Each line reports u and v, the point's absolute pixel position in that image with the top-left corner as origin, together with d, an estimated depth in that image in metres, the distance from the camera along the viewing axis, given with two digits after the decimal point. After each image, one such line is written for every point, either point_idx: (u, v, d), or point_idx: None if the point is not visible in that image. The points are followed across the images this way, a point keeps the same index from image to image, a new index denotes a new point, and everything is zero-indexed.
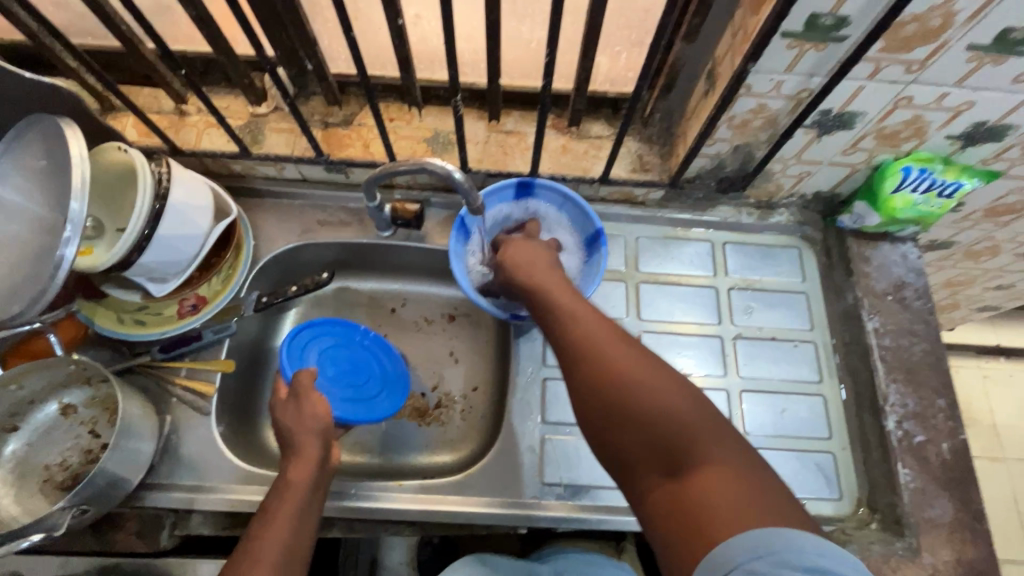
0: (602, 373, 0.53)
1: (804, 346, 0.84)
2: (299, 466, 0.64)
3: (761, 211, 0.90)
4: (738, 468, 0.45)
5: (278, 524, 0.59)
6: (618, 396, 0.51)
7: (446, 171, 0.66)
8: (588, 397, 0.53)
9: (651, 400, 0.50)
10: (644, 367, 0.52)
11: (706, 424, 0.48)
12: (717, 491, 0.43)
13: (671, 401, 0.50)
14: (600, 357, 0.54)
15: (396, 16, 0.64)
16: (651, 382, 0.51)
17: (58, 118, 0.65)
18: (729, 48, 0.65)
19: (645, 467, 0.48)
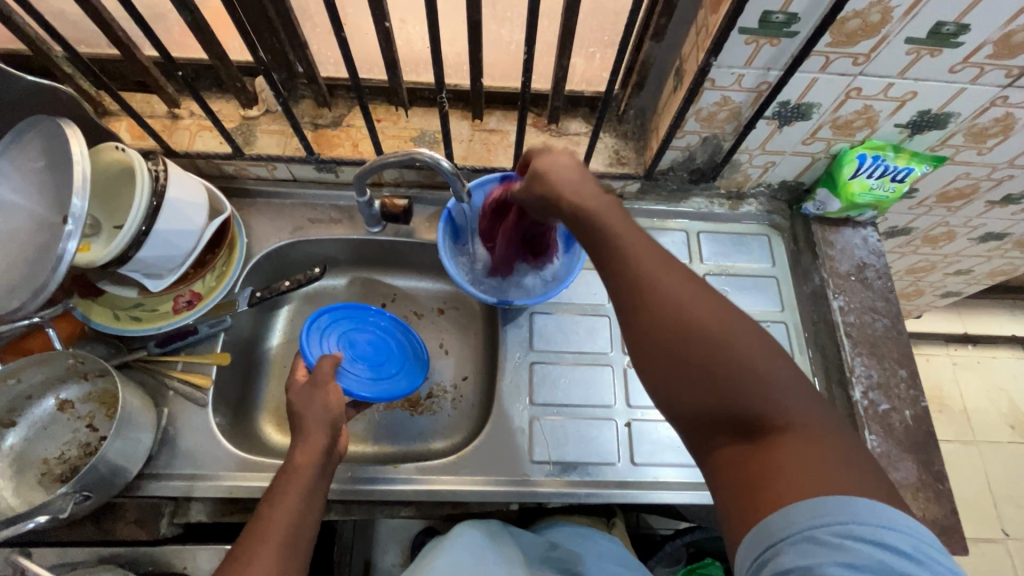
0: (676, 327, 0.48)
1: (775, 326, 0.89)
2: (304, 450, 0.64)
3: (732, 201, 0.95)
4: (818, 433, 0.45)
5: (281, 506, 0.59)
6: (698, 351, 0.47)
7: (434, 160, 0.70)
8: (657, 353, 0.48)
9: (730, 360, 0.46)
10: (721, 317, 0.48)
11: (786, 385, 0.46)
12: (793, 457, 0.43)
13: (751, 357, 0.46)
14: (670, 309, 0.48)
15: (383, 19, 0.68)
16: (731, 337, 0.47)
17: (57, 119, 0.67)
18: (694, 45, 0.70)
19: (713, 426, 0.47)
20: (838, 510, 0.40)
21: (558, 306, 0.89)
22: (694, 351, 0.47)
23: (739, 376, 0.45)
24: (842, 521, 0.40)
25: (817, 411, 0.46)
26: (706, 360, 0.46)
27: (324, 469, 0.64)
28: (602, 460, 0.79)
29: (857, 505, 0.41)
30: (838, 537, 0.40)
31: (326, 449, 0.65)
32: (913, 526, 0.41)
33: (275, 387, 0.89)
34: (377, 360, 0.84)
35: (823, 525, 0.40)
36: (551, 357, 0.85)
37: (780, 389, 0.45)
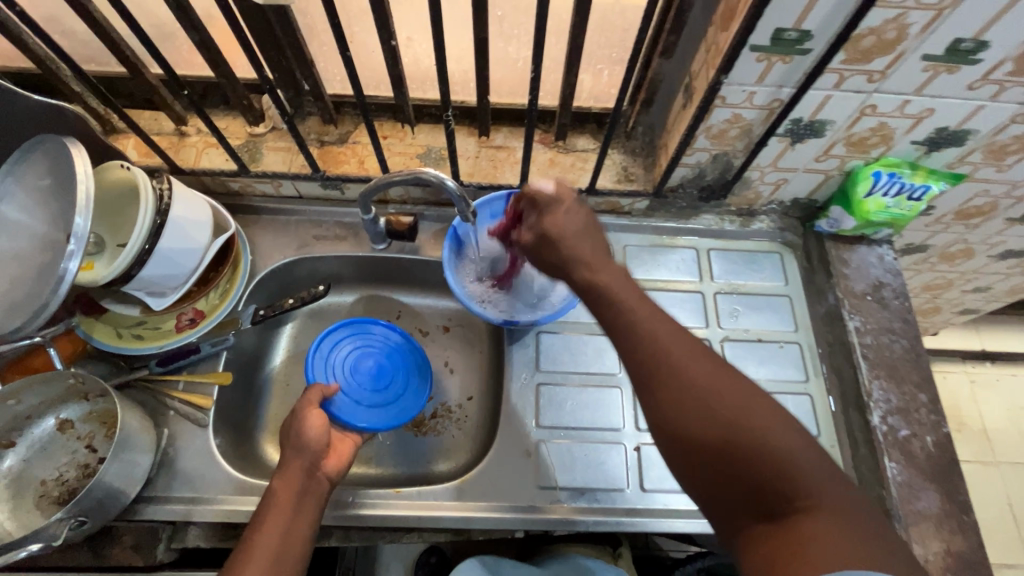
0: (689, 404, 0.50)
1: (789, 347, 0.87)
2: (284, 476, 0.63)
3: (742, 218, 0.94)
4: (842, 508, 0.45)
5: (271, 532, 0.58)
6: (710, 428, 0.48)
7: (439, 179, 0.69)
8: (672, 427, 0.50)
9: (750, 439, 0.47)
10: (734, 390, 0.50)
11: (802, 454, 0.47)
12: (823, 535, 0.43)
13: (772, 431, 0.48)
14: (685, 387, 0.50)
15: (388, 36, 0.68)
16: (746, 416, 0.48)
17: (64, 136, 0.67)
18: (704, 62, 0.69)
19: (736, 507, 0.48)
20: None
21: (565, 325, 0.87)
22: (717, 432, 0.48)
23: (755, 451, 0.47)
24: None
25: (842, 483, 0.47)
26: (722, 435, 0.48)
27: (307, 488, 0.63)
28: (611, 486, 0.76)
29: None
30: None
31: (311, 470, 0.64)
32: None
33: (278, 405, 0.88)
34: (381, 385, 0.82)
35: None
36: (558, 378, 0.83)
37: (795, 463, 0.46)
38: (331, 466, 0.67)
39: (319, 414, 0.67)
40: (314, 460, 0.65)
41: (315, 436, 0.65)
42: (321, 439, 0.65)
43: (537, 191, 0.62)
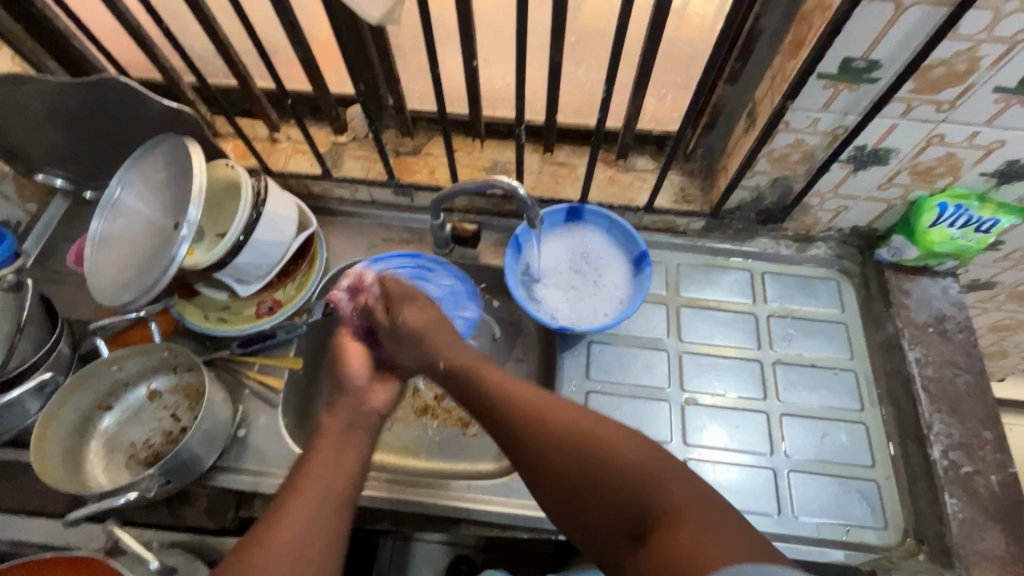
0: (549, 463, 0.55)
1: (844, 374, 0.86)
2: (332, 414, 0.64)
3: (799, 243, 0.94)
4: (700, 513, 0.46)
5: (319, 461, 0.57)
6: (568, 456, 0.54)
7: (512, 187, 0.73)
8: (548, 462, 0.56)
9: (602, 455, 0.53)
10: (573, 415, 0.57)
11: (648, 467, 0.51)
12: (682, 535, 0.44)
13: (620, 447, 0.53)
14: (545, 437, 0.56)
15: (471, 58, 0.75)
16: (595, 435, 0.54)
17: (184, 136, 0.76)
18: (769, 88, 0.72)
19: (616, 533, 0.50)
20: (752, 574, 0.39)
21: (617, 336, 0.89)
22: (569, 452, 0.54)
23: (613, 471, 0.52)
24: None
25: (700, 489, 0.49)
26: (575, 465, 0.54)
27: (354, 428, 0.63)
28: None
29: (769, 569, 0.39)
30: None
31: (356, 405, 0.65)
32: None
33: None
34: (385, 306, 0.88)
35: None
36: (607, 387, 0.85)
37: (646, 468, 0.51)
38: (377, 399, 0.67)
39: (354, 350, 0.70)
40: (357, 398, 0.66)
41: (353, 371, 0.68)
42: (358, 373, 0.68)
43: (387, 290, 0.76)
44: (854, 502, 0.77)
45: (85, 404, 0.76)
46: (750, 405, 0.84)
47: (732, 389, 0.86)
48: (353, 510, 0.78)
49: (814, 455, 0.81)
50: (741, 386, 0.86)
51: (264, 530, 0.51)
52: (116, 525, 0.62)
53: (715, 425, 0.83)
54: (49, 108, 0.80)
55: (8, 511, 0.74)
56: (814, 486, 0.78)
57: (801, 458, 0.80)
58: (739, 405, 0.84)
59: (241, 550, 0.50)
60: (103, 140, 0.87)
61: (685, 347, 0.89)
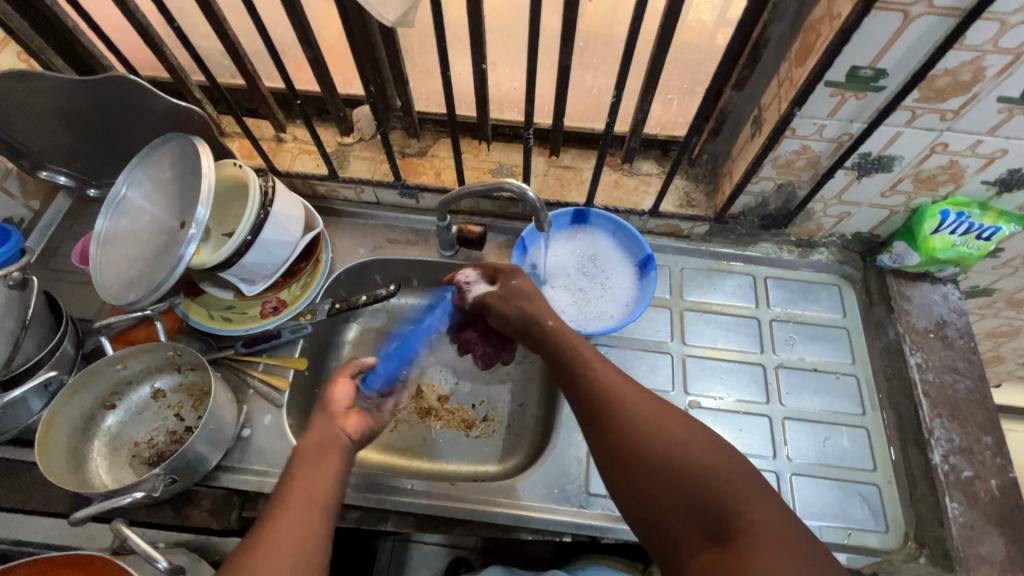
0: (633, 454, 0.56)
1: (846, 379, 0.87)
2: (310, 431, 0.64)
3: (802, 249, 0.95)
4: (786, 541, 0.48)
5: (301, 475, 0.58)
6: (654, 458, 0.55)
7: (522, 190, 0.73)
8: (632, 456, 0.56)
9: (693, 460, 0.54)
10: (665, 416, 0.58)
11: (733, 481, 0.52)
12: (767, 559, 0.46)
13: (709, 459, 0.54)
14: (639, 427, 0.58)
15: (480, 61, 0.75)
16: (688, 442, 0.55)
17: (192, 136, 0.76)
18: (776, 95, 0.73)
19: (686, 535, 0.52)
20: None
21: (621, 339, 0.90)
22: (657, 455, 0.55)
23: (699, 479, 0.52)
24: None
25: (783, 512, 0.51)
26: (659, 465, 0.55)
27: (331, 444, 0.63)
28: None
29: None
30: None
31: (331, 426, 0.65)
32: None
33: None
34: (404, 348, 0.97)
35: None
36: None
37: (733, 485, 0.52)
38: (351, 424, 0.67)
39: (340, 381, 0.71)
40: (334, 417, 0.66)
41: (338, 396, 0.69)
42: (340, 399, 0.69)
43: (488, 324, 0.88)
44: (856, 506, 0.78)
45: (89, 403, 0.76)
46: (753, 409, 0.85)
47: (736, 393, 0.86)
48: (357, 511, 0.78)
49: (816, 459, 0.81)
50: (744, 390, 0.86)
51: (250, 541, 0.52)
52: (122, 524, 0.61)
53: (718, 429, 0.83)
54: (55, 105, 0.80)
55: (9, 510, 0.74)
56: (817, 489, 0.79)
57: (803, 462, 0.81)
58: (742, 409, 0.85)
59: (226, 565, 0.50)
60: (108, 138, 0.87)
61: (688, 350, 0.89)
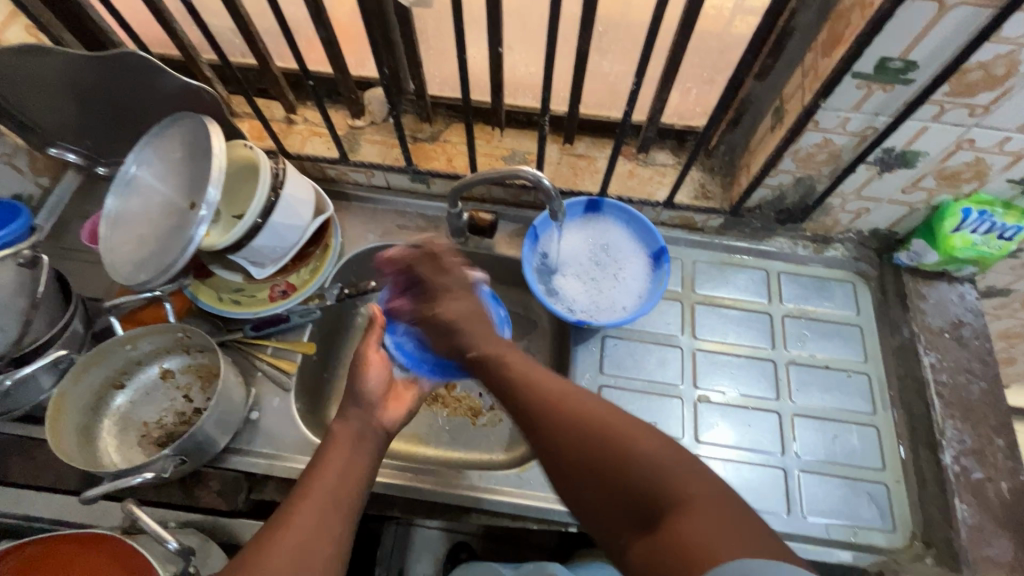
0: (561, 441, 0.53)
1: (857, 377, 0.86)
2: (344, 423, 0.64)
3: (817, 244, 0.94)
4: (717, 508, 0.44)
5: (333, 464, 0.58)
6: (580, 442, 0.52)
7: (536, 178, 0.72)
8: (559, 450, 0.53)
9: (597, 432, 0.52)
10: (574, 400, 0.55)
11: (649, 452, 0.49)
12: (693, 528, 0.43)
13: (627, 434, 0.51)
14: (551, 413, 0.55)
15: (497, 44, 0.74)
16: (613, 424, 0.52)
17: (203, 115, 0.75)
18: (799, 86, 0.71)
19: (620, 525, 0.48)
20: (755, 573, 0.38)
21: (630, 331, 0.89)
22: (587, 441, 0.52)
23: (624, 458, 0.49)
24: None
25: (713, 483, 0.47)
26: (591, 463, 0.51)
27: (365, 437, 0.63)
28: None
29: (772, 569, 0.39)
30: None
31: (368, 417, 0.65)
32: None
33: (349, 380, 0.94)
34: None
35: None
36: (620, 383, 0.85)
37: (654, 458, 0.49)
38: (388, 415, 0.67)
39: (375, 362, 0.69)
40: (370, 409, 0.65)
41: (371, 385, 0.67)
42: (376, 387, 0.67)
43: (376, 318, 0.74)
44: (863, 504, 0.78)
45: (99, 382, 0.76)
46: (762, 405, 0.84)
47: (746, 388, 0.85)
48: (364, 496, 0.79)
49: (824, 456, 0.81)
50: (754, 386, 0.86)
51: (276, 526, 0.52)
52: (133, 505, 0.62)
53: (727, 424, 0.83)
54: (64, 81, 0.79)
55: (21, 487, 0.75)
56: (824, 487, 0.79)
57: (811, 458, 0.81)
58: (751, 405, 0.84)
59: (249, 550, 0.51)
60: (117, 116, 0.86)
61: (699, 344, 0.88)
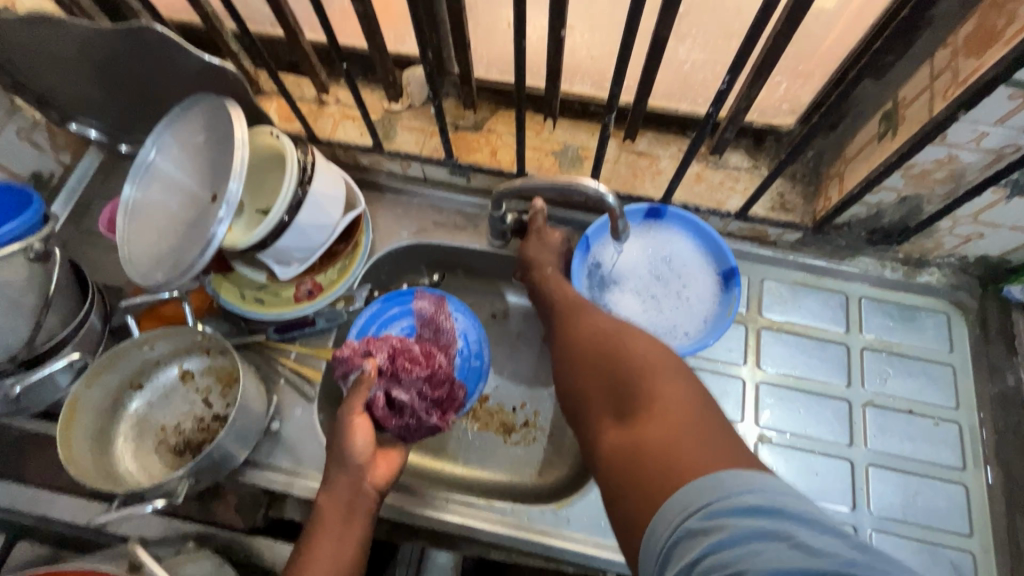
0: (587, 354, 0.62)
1: (946, 425, 0.75)
2: (331, 493, 0.63)
3: (908, 267, 0.82)
4: (723, 444, 0.45)
5: (326, 549, 0.60)
6: (607, 364, 0.59)
7: (598, 193, 0.64)
8: (580, 362, 0.62)
9: (636, 375, 0.55)
10: (613, 333, 0.62)
11: (677, 397, 0.51)
12: (692, 453, 0.44)
13: (663, 383, 0.53)
14: (578, 328, 0.65)
15: (560, 27, 0.63)
16: (642, 356, 0.57)
17: (226, 98, 0.67)
18: (926, 90, 0.59)
19: (620, 457, 0.49)
20: (743, 488, 0.39)
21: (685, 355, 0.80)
22: (611, 366, 0.58)
23: (650, 396, 0.52)
24: (742, 494, 0.39)
25: (725, 431, 0.48)
26: (617, 384, 0.57)
27: (358, 503, 0.63)
28: None
29: (759, 482, 0.40)
30: (738, 513, 0.38)
31: (356, 484, 0.63)
32: (799, 501, 0.39)
33: None
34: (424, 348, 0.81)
35: (722, 499, 0.39)
36: None
37: (673, 402, 0.50)
38: (379, 475, 0.65)
39: (360, 424, 0.65)
40: (357, 475, 0.63)
41: (359, 446, 0.64)
42: (363, 449, 0.64)
43: (358, 370, 0.68)
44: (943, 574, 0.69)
45: (115, 385, 0.72)
46: (832, 450, 0.75)
47: (815, 431, 0.76)
48: (386, 523, 0.75)
49: (901, 516, 0.71)
50: (824, 428, 0.76)
51: None
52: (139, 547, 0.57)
53: (791, 470, 0.74)
54: (80, 55, 0.72)
55: (39, 487, 0.72)
56: (899, 552, 0.70)
57: (885, 517, 0.71)
58: (819, 450, 0.75)
59: None
60: (136, 93, 0.79)
61: (763, 377, 0.79)
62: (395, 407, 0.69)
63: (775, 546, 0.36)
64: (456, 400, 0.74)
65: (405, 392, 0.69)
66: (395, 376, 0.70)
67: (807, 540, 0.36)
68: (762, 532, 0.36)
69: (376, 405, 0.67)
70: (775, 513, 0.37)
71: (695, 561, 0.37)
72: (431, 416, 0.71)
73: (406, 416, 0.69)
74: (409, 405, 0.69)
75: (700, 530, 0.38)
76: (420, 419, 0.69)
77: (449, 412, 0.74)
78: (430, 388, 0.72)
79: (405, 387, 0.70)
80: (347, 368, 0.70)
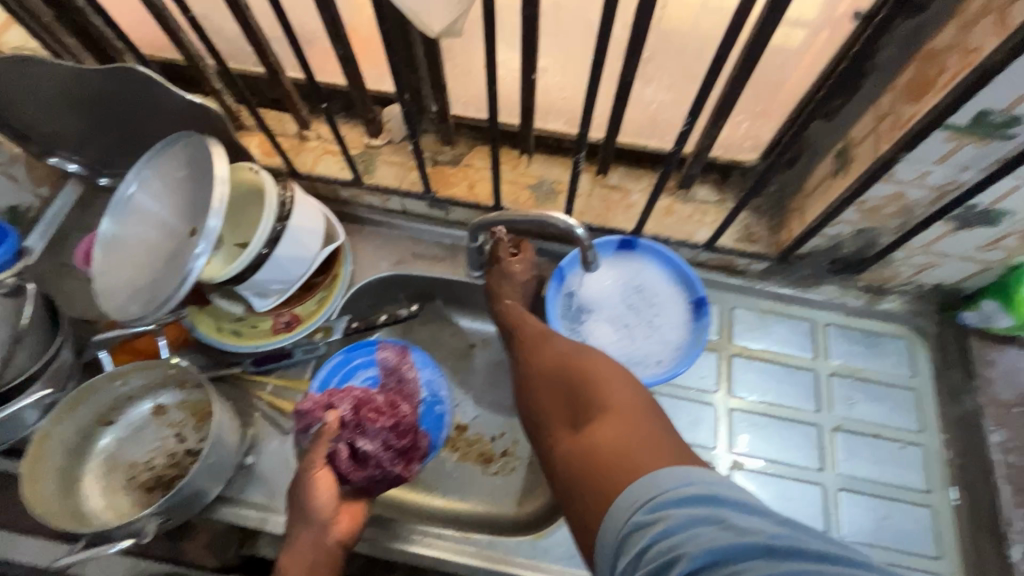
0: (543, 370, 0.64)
1: (911, 449, 0.78)
2: (291, 554, 0.62)
3: (871, 295, 0.85)
4: (670, 446, 0.48)
5: None
6: (563, 378, 0.61)
7: (569, 227, 0.66)
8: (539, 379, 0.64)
9: (589, 386, 0.57)
10: (570, 348, 0.65)
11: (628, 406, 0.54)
12: (642, 455, 0.46)
13: (614, 393, 0.56)
14: (538, 345, 0.68)
15: (531, 71, 0.66)
16: (594, 367, 0.60)
17: (207, 136, 0.68)
18: (872, 131, 0.63)
19: (576, 464, 0.51)
20: (685, 480, 0.42)
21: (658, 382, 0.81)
22: (567, 380, 0.61)
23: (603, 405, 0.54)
24: (683, 486, 0.41)
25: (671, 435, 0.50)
26: (572, 392, 0.59)
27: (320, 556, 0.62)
28: None
29: (700, 473, 0.42)
30: (680, 503, 0.40)
31: (318, 541, 0.63)
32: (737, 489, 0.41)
33: None
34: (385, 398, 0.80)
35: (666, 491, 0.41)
36: None
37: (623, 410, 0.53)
38: (342, 530, 0.65)
39: (322, 482, 0.65)
40: (320, 530, 0.63)
41: (318, 504, 0.64)
42: (324, 506, 0.64)
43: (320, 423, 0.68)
44: None
45: (85, 420, 0.71)
46: (802, 475, 0.76)
47: (786, 456, 0.77)
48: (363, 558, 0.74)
49: (872, 540, 0.73)
50: (796, 453, 0.78)
51: None
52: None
53: (763, 496, 0.75)
54: (62, 93, 0.73)
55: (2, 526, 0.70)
56: None
57: (858, 542, 0.73)
58: (790, 475, 0.76)
59: None
60: (116, 129, 0.80)
61: (735, 404, 0.80)
62: (359, 459, 0.69)
63: (711, 528, 0.37)
64: (419, 448, 0.75)
65: (370, 442, 0.69)
66: (359, 428, 0.70)
67: (738, 521, 0.38)
68: (701, 517, 0.38)
69: (340, 459, 0.67)
70: (714, 501, 0.39)
71: (643, 548, 0.39)
72: (395, 466, 0.71)
73: (371, 467, 0.68)
74: (374, 455, 0.69)
75: (646, 521, 0.40)
76: (384, 470, 0.69)
77: (413, 461, 0.74)
78: (396, 438, 0.72)
79: (371, 437, 0.70)
80: (309, 421, 0.69)
